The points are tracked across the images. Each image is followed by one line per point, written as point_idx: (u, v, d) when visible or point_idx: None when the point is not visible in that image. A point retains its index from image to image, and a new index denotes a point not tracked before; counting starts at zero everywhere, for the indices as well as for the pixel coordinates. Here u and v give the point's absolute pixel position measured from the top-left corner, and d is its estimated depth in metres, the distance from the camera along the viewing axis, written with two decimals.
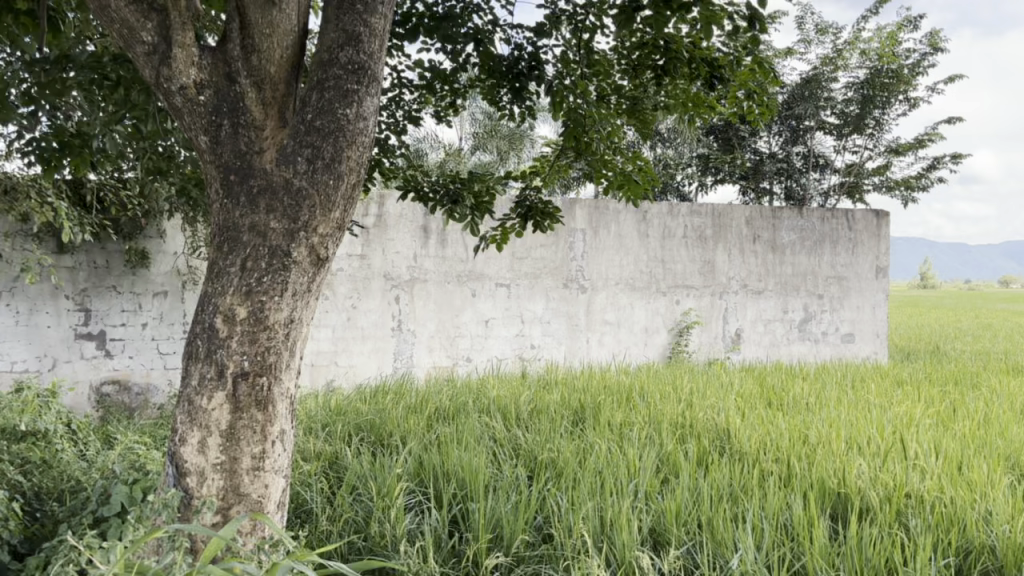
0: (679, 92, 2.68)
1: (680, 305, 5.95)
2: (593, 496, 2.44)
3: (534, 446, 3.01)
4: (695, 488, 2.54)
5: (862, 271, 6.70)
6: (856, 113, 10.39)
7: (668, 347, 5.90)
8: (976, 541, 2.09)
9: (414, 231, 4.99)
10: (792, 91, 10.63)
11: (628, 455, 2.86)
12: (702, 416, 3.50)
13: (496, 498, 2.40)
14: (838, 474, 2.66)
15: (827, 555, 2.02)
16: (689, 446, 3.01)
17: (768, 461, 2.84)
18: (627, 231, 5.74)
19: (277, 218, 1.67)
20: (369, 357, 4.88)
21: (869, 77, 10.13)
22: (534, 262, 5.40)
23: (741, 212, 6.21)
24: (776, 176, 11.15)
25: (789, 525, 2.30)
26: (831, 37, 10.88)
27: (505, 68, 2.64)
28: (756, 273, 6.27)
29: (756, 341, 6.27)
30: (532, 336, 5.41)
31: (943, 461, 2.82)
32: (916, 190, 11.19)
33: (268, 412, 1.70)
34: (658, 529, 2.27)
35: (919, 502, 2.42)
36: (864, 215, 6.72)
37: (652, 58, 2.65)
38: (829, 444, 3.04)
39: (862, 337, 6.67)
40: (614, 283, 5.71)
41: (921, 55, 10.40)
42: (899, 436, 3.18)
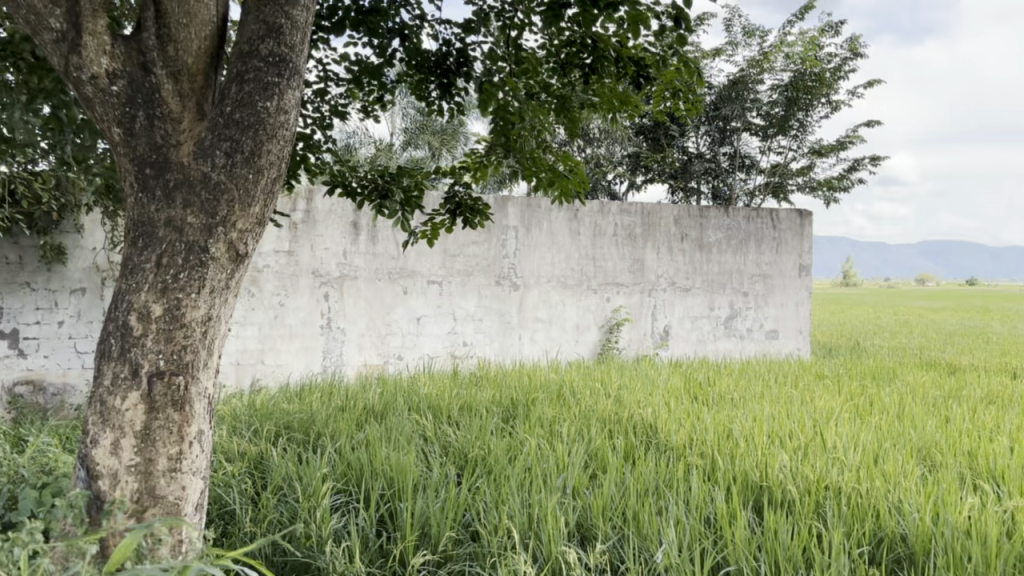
0: (605, 91, 2.68)
1: (610, 302, 6.01)
2: (521, 494, 2.45)
3: (464, 444, 3.00)
4: (621, 484, 2.57)
5: (786, 269, 6.88)
6: (781, 115, 10.66)
7: (598, 343, 5.96)
8: (888, 529, 2.16)
9: (343, 227, 4.93)
10: (719, 93, 10.87)
11: (557, 451, 2.87)
12: (630, 411, 3.54)
13: (424, 496, 2.39)
14: (761, 467, 2.73)
15: (747, 547, 2.06)
16: (616, 441, 3.04)
17: (693, 455, 2.89)
18: (559, 229, 5.77)
19: (194, 213, 1.63)
20: (297, 356, 4.81)
21: (792, 79, 10.41)
22: (466, 259, 5.39)
23: (669, 211, 6.31)
24: (704, 176, 11.42)
25: (712, 517, 2.34)
26: (758, 40, 11.14)
27: (432, 63, 2.64)
28: (684, 271, 6.38)
29: (684, 338, 6.38)
30: (463, 333, 5.40)
31: (859, 453, 2.91)
32: (837, 190, 11.53)
33: (184, 412, 1.66)
34: (585, 524, 2.29)
35: (836, 494, 2.49)
36: (788, 214, 6.89)
37: (579, 57, 2.65)
38: (752, 437, 3.11)
39: (786, 333, 6.84)
40: (546, 280, 5.74)
41: (841, 60, 10.73)
42: (820, 430, 3.26)
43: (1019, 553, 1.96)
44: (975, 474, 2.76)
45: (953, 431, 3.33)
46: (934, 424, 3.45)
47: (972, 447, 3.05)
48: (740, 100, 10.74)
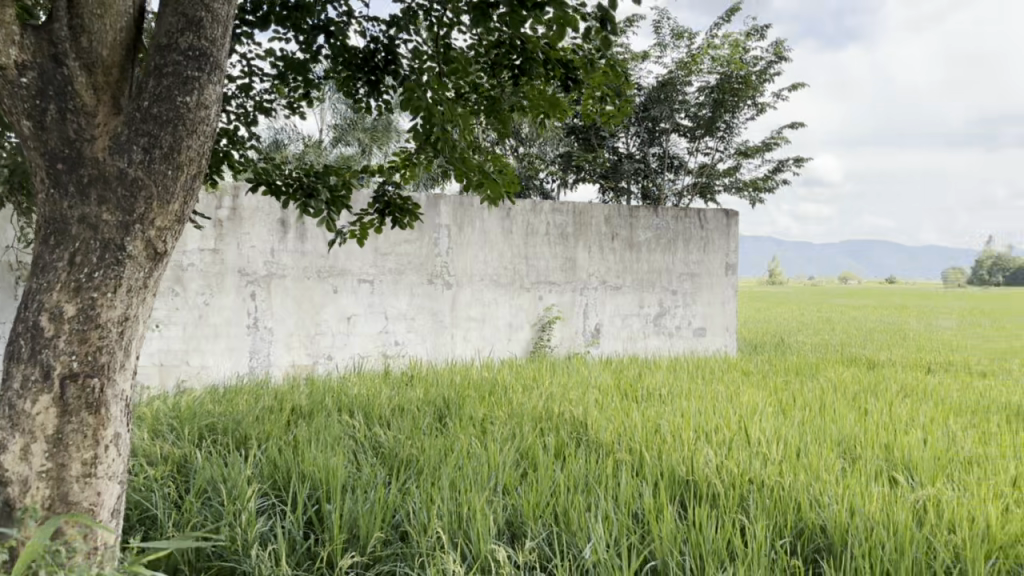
0: (536, 94, 2.69)
1: (542, 301, 6.05)
2: (451, 493, 2.44)
3: (394, 444, 2.99)
4: (551, 482, 2.58)
5: (713, 268, 7.02)
6: (708, 117, 10.88)
7: (530, 342, 5.98)
8: (808, 521, 2.22)
9: (271, 225, 4.84)
10: (649, 94, 11.04)
11: (488, 450, 2.87)
12: (561, 409, 3.57)
13: (353, 498, 2.37)
14: (687, 462, 2.78)
15: (672, 541, 2.10)
16: (547, 439, 3.06)
17: (622, 452, 2.93)
18: (491, 228, 5.78)
19: (109, 209, 1.58)
20: (224, 356, 4.70)
21: (719, 82, 10.63)
22: (397, 258, 5.35)
23: (600, 210, 6.38)
24: (634, 176, 11.59)
25: (640, 512, 2.38)
26: (686, 43, 11.34)
27: (360, 60, 2.62)
28: (614, 270, 6.46)
29: (615, 336, 6.45)
30: (395, 333, 5.36)
31: (782, 447, 2.98)
32: (763, 190, 11.81)
33: (99, 416, 1.61)
34: (515, 522, 2.29)
35: (759, 487, 2.55)
36: (714, 214, 7.03)
37: (510, 57, 2.68)
38: (679, 433, 3.16)
39: (713, 331, 6.98)
40: (479, 279, 5.74)
41: (766, 63, 10.99)
42: (745, 425, 3.34)
43: (929, 540, 2.03)
44: (891, 465, 2.85)
45: (871, 424, 3.44)
46: (853, 418, 3.57)
47: (888, 439, 3.16)
48: (668, 101, 10.92)
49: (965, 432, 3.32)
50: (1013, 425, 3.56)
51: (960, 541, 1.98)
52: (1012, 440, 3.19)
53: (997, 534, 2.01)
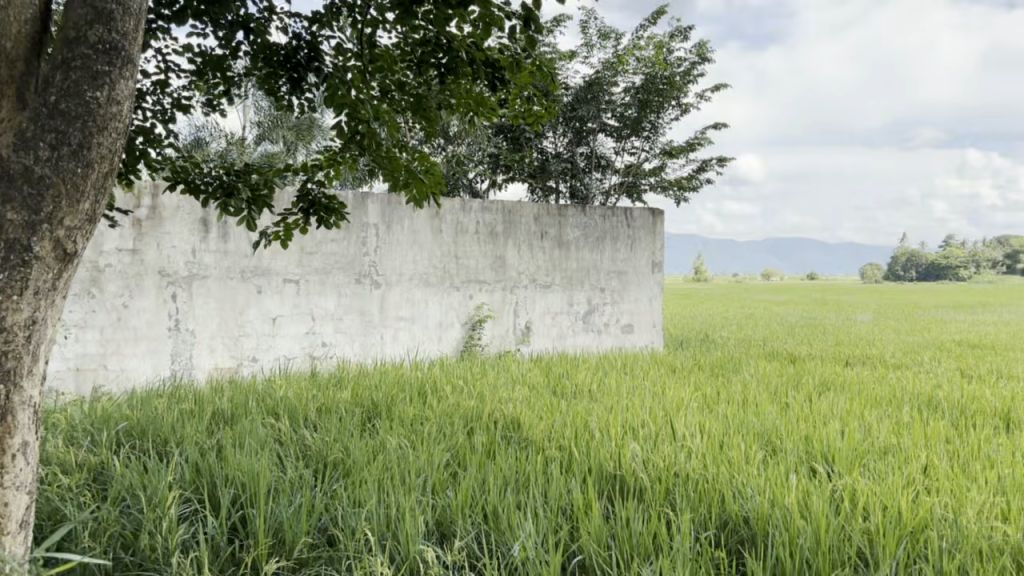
0: (463, 94, 2.69)
1: (473, 299, 6.04)
2: (380, 496, 2.42)
3: (321, 446, 2.95)
4: (480, 480, 2.58)
5: (640, 266, 7.13)
6: (634, 117, 11.05)
7: (461, 341, 5.97)
8: (732, 512, 2.27)
9: (192, 225, 4.72)
10: (576, 94, 11.14)
11: (417, 451, 2.86)
12: (491, 408, 3.57)
13: (279, 502, 2.33)
14: (615, 458, 2.82)
15: (600, 536, 2.12)
16: (477, 437, 3.06)
17: (551, 448, 2.95)
18: (420, 227, 5.74)
19: (14, 208, 1.51)
20: (144, 359, 4.55)
21: (644, 82, 10.80)
22: (324, 257, 5.28)
23: (529, 209, 6.40)
24: (562, 176, 11.69)
25: (569, 508, 2.40)
26: (612, 43, 11.50)
27: (281, 58, 2.57)
28: (544, 268, 6.49)
29: (545, 333, 6.49)
30: (322, 333, 5.29)
31: (706, 441, 3.04)
32: (688, 189, 12.05)
33: (5, 423, 1.55)
34: (443, 522, 2.28)
35: (684, 481, 2.59)
36: (641, 213, 7.13)
37: (434, 56, 2.65)
38: (607, 429, 3.20)
39: (640, 328, 7.08)
40: (408, 278, 5.70)
41: (690, 64, 11.22)
42: (671, 420, 3.40)
43: (846, 528, 2.10)
44: (810, 456, 2.94)
45: (791, 416, 3.54)
46: (774, 410, 3.66)
47: (808, 431, 3.25)
48: (595, 101, 11.04)
49: (880, 423, 3.45)
50: (923, 415, 3.71)
51: (874, 528, 2.05)
52: (923, 430, 3.32)
53: (908, 519, 2.09)
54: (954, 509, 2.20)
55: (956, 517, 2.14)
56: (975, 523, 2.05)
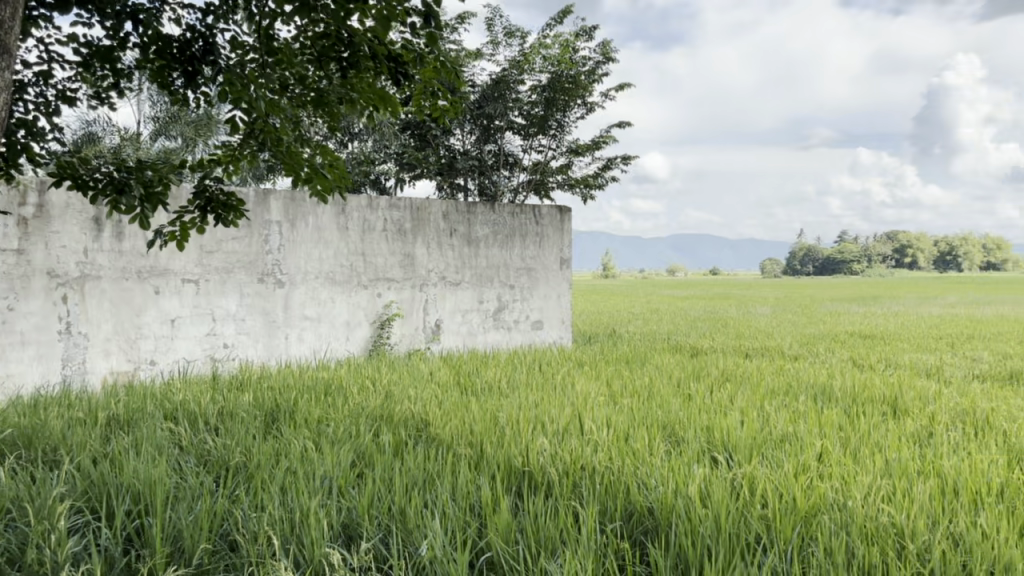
0: (364, 89, 2.65)
1: (381, 298, 5.99)
2: (283, 499, 2.37)
3: (223, 451, 2.86)
4: (387, 481, 2.55)
5: (548, 263, 7.21)
6: (541, 115, 11.17)
7: (369, 340, 5.91)
8: (637, 503, 2.31)
9: (83, 223, 4.52)
10: (483, 91, 11.17)
11: (323, 453, 2.80)
12: (399, 407, 3.54)
13: (177, 510, 2.25)
14: (524, 454, 2.84)
15: (508, 531, 2.12)
16: (384, 437, 3.02)
17: (459, 446, 2.94)
18: (326, 224, 5.65)
19: None
20: (32, 364, 4.32)
21: (550, 81, 10.91)
22: (225, 256, 5.14)
23: (438, 206, 6.38)
24: (470, 173, 11.72)
25: (477, 504, 2.40)
26: (518, 41, 11.58)
27: (175, 51, 2.49)
28: (453, 266, 6.48)
29: (455, 330, 6.48)
30: (224, 334, 5.15)
31: (612, 433, 3.10)
32: (594, 187, 12.24)
33: None
34: (350, 524, 2.24)
35: (591, 474, 2.63)
36: (549, 211, 7.21)
37: (336, 50, 2.62)
38: (516, 425, 3.21)
39: (549, 324, 7.17)
40: (314, 277, 5.60)
41: (595, 64, 11.39)
42: (578, 415, 3.44)
43: (745, 515, 2.16)
44: (711, 446, 3.02)
45: (694, 408, 3.64)
46: (677, 402, 3.76)
47: (709, 422, 3.34)
48: (502, 100, 11.08)
49: (777, 412, 3.57)
50: (817, 403, 3.88)
51: (771, 515, 2.12)
52: (817, 418, 3.46)
53: (801, 505, 2.17)
54: (845, 493, 2.30)
55: (846, 501, 2.23)
56: (864, 505, 2.14)
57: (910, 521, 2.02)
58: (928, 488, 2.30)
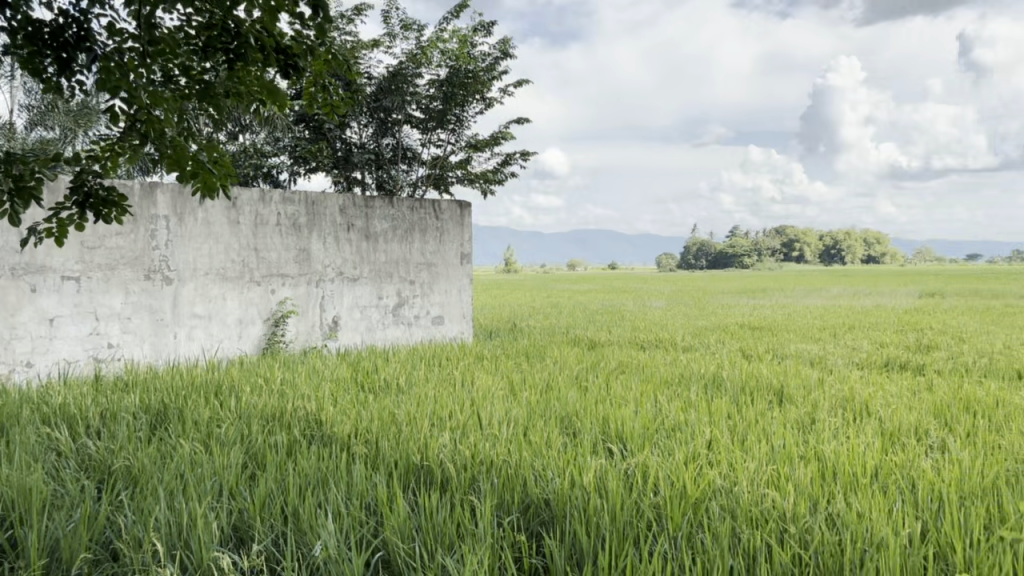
0: (249, 80, 2.63)
1: (275, 295, 5.84)
2: (169, 502, 2.29)
3: (106, 456, 2.74)
4: (280, 482, 2.49)
5: (448, 258, 7.20)
6: (439, 109, 11.15)
7: (263, 338, 5.76)
8: (533, 496, 2.32)
9: None
10: (380, 84, 11.06)
11: (213, 455, 2.71)
12: (293, 405, 3.46)
13: (54, 519, 2.14)
14: (422, 450, 2.82)
15: (404, 526, 2.11)
16: (277, 437, 2.95)
17: (356, 444, 2.89)
18: (216, 219, 5.48)
19: None
20: None
21: (448, 75, 10.89)
22: (108, 252, 4.92)
23: (333, 200, 6.27)
24: (367, 167, 11.59)
25: (373, 502, 2.37)
26: (415, 34, 11.52)
27: (47, 36, 2.35)
28: (350, 261, 6.39)
29: (353, 327, 6.38)
30: (108, 334, 4.92)
31: (510, 427, 3.11)
32: (494, 182, 12.28)
33: None
34: (241, 526, 2.18)
35: (489, 468, 2.63)
36: (448, 206, 7.20)
37: (221, 41, 2.52)
38: (414, 421, 3.19)
39: (449, 319, 7.16)
40: (203, 274, 5.42)
41: (493, 59, 11.43)
42: (477, 409, 3.45)
43: (638, 504, 2.21)
44: (606, 437, 3.07)
45: (590, 399, 3.71)
46: (575, 395, 3.81)
47: (605, 413, 3.40)
48: (399, 93, 11.00)
49: (670, 402, 3.67)
50: (708, 392, 4.00)
51: (664, 503, 2.16)
52: (707, 407, 3.57)
53: (691, 493, 2.23)
54: (732, 480, 2.37)
55: (733, 487, 2.30)
56: (748, 491, 2.21)
57: (792, 504, 2.11)
58: (809, 472, 2.40)
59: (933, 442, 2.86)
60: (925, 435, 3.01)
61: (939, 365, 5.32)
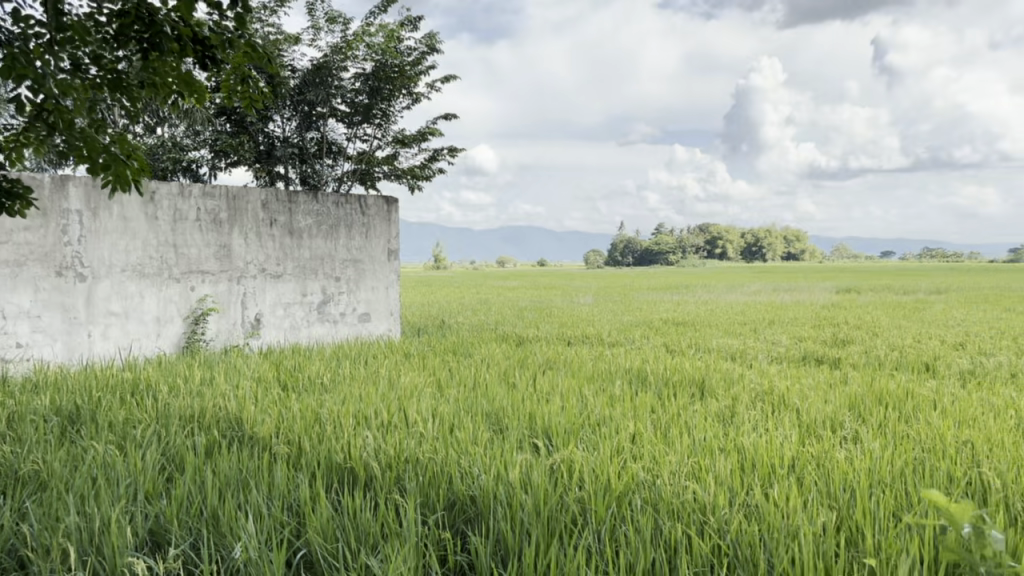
0: (164, 70, 2.53)
1: (195, 292, 5.70)
2: (81, 506, 2.21)
3: (12, 459, 2.63)
4: (199, 484, 2.43)
5: (374, 254, 7.13)
6: (365, 104, 11.04)
7: (182, 336, 5.61)
8: (459, 493, 2.31)
9: None
10: (303, 77, 10.89)
11: (128, 457, 2.63)
12: (212, 406, 3.37)
13: None
14: (346, 449, 2.78)
15: (326, 526, 2.07)
16: (195, 438, 2.88)
17: (279, 444, 2.84)
18: (132, 213, 5.30)
19: None
20: None
21: (374, 69, 10.77)
22: (16, 248, 4.73)
23: (256, 195, 6.13)
24: (290, 161, 11.40)
25: (295, 503, 2.32)
26: (340, 27, 11.36)
27: None
28: (274, 257, 6.27)
29: (276, 325, 6.27)
30: (16, 333, 4.73)
31: (437, 424, 3.09)
32: (421, 178, 12.21)
33: None
34: (158, 529, 2.11)
35: (414, 465, 2.61)
36: (375, 202, 7.12)
37: (134, 29, 2.41)
38: (338, 420, 3.15)
39: (376, 316, 7.11)
40: (119, 270, 5.24)
41: (420, 55, 11.35)
42: (402, 407, 3.42)
43: (564, 498, 2.22)
44: (533, 432, 3.08)
45: (518, 395, 3.72)
46: (502, 391, 3.82)
47: (532, 409, 3.41)
48: (324, 86, 10.84)
49: (596, 397, 3.70)
50: (633, 387, 4.06)
51: (588, 497, 2.18)
52: (632, 401, 3.62)
53: (615, 486, 2.25)
54: (654, 473, 2.41)
55: (655, 480, 2.33)
56: (670, 483, 2.25)
57: (712, 495, 2.15)
58: (730, 464, 2.45)
59: (846, 433, 2.96)
60: (839, 426, 3.11)
61: (853, 359, 5.50)
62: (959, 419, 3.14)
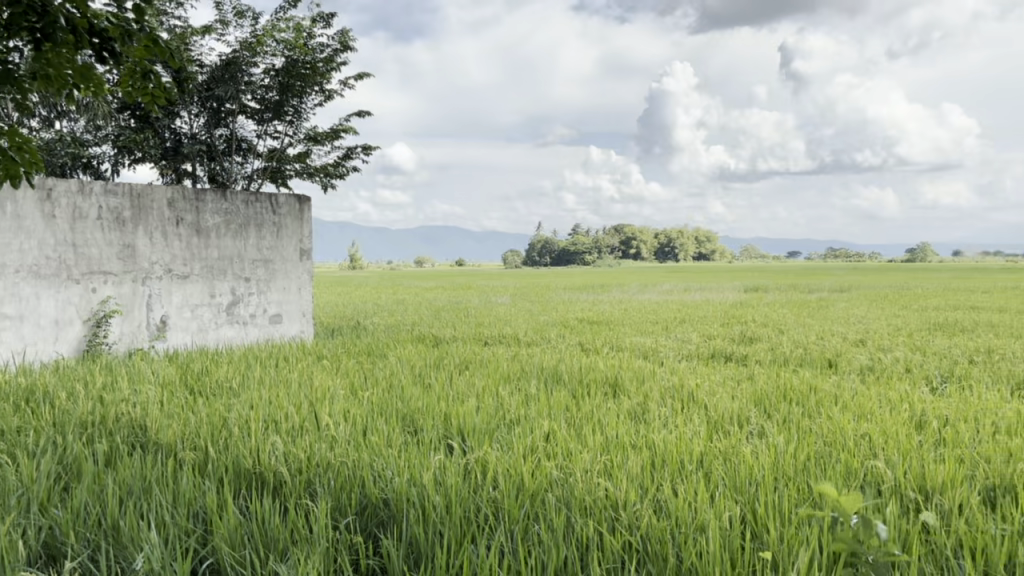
0: (58, 62, 2.42)
1: (96, 293, 5.47)
2: None
3: None
4: (98, 493, 2.33)
5: (286, 254, 6.99)
6: (275, 100, 10.85)
7: (82, 340, 5.38)
8: (371, 496, 2.27)
9: None
10: (212, 73, 10.66)
11: (20, 467, 2.50)
12: (114, 412, 3.24)
13: None
14: (253, 455, 2.70)
15: (234, 533, 2.02)
16: (95, 446, 2.76)
17: (184, 450, 2.75)
18: (27, 211, 5.06)
19: None
20: None
21: (285, 65, 10.56)
22: None
23: (161, 193, 5.93)
24: (198, 158, 11.16)
25: (200, 511, 2.25)
26: (249, 22, 11.11)
27: None
28: (180, 257, 6.08)
29: (183, 327, 6.09)
30: None
31: (349, 427, 3.04)
32: (334, 176, 12.03)
33: None
34: (54, 542, 2.01)
35: (325, 470, 2.56)
36: (286, 200, 6.97)
37: (27, 19, 2.30)
38: (246, 425, 3.06)
39: (288, 318, 6.98)
40: (13, 271, 5.00)
41: (332, 52, 11.19)
42: (313, 410, 3.35)
43: (478, 499, 2.21)
44: (447, 433, 3.07)
45: (432, 396, 3.70)
46: (416, 391, 3.80)
47: (446, 410, 3.40)
48: (233, 82, 10.58)
49: (510, 396, 3.71)
50: (547, 386, 4.08)
51: (502, 498, 2.18)
52: (547, 400, 3.64)
53: (528, 487, 2.25)
54: (567, 471, 2.42)
55: (568, 479, 2.34)
56: (582, 482, 2.26)
57: (624, 492, 2.17)
58: (640, 460, 2.49)
59: (752, 428, 3.03)
60: (746, 421, 3.19)
61: (761, 356, 5.66)
62: (857, 412, 3.27)
